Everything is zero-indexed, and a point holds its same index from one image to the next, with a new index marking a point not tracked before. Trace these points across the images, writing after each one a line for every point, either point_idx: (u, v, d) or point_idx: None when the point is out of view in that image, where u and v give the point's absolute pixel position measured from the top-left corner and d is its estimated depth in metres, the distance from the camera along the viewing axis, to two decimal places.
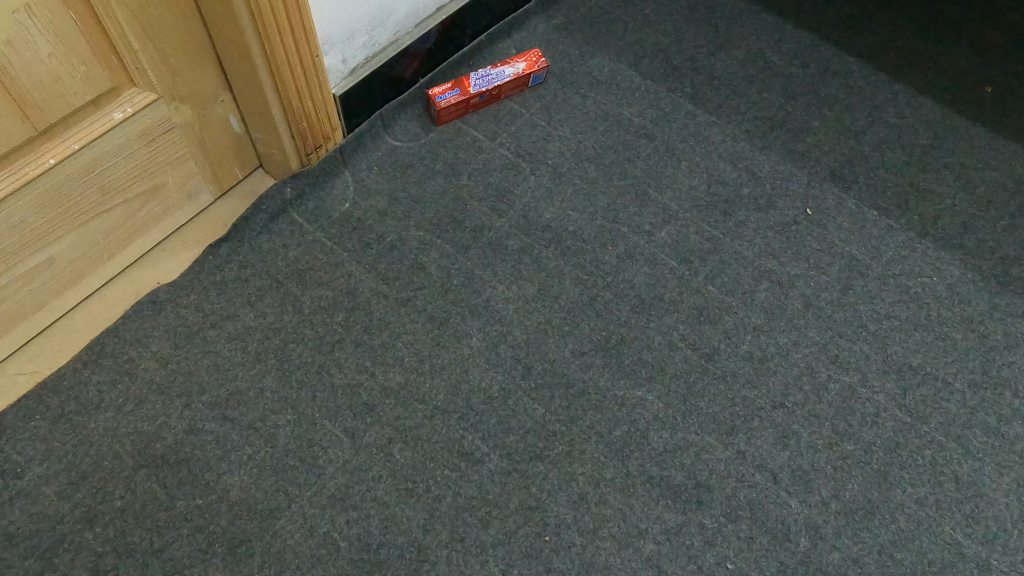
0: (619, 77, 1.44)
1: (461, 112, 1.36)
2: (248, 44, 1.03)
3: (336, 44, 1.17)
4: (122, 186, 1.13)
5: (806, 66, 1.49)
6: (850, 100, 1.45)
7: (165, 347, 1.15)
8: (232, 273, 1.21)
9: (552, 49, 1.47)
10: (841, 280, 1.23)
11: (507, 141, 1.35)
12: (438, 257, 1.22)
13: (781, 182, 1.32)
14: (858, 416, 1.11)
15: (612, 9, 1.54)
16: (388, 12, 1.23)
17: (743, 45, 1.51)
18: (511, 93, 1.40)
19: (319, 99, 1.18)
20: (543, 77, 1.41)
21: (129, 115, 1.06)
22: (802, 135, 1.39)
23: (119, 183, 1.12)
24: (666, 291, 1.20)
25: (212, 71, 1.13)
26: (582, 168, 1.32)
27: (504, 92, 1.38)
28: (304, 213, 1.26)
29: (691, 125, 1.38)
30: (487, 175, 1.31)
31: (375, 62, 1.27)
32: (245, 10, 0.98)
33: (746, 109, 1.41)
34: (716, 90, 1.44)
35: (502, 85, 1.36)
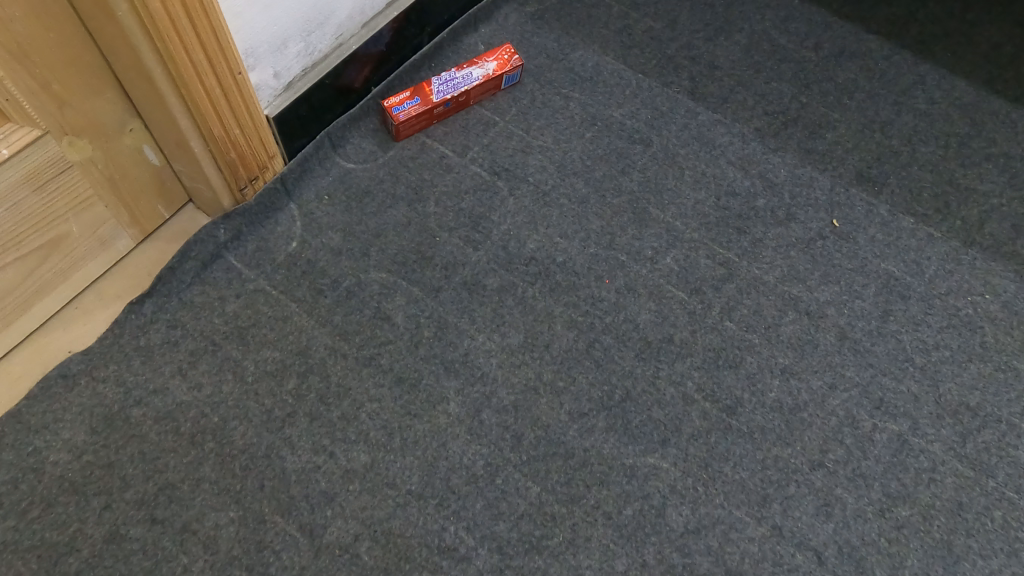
0: (606, 72, 1.24)
1: (424, 125, 1.17)
2: (146, 62, 0.82)
3: (263, 54, 0.95)
4: (12, 243, 0.93)
5: (819, 48, 1.29)
6: (872, 85, 1.25)
7: (79, 433, 0.95)
8: (159, 336, 1.02)
9: (525, 44, 1.26)
10: (879, 306, 1.05)
11: (479, 156, 1.15)
12: (404, 304, 1.03)
13: (801, 188, 1.14)
14: (911, 473, 0.93)
15: None
16: (328, 13, 1.00)
17: (746, 27, 1.31)
18: (481, 99, 1.20)
19: (248, 123, 0.97)
20: (518, 77, 1.20)
21: (7, 158, 0.85)
22: (822, 130, 1.20)
23: (6, 238, 0.92)
24: (676, 330, 1.02)
25: (111, 95, 0.92)
26: (569, 184, 1.12)
27: (472, 99, 1.18)
28: (243, 257, 1.07)
29: (692, 125, 1.19)
30: (458, 199, 1.11)
31: (316, 73, 1.04)
32: (136, 20, 0.77)
33: (755, 103, 1.22)
34: (718, 82, 1.24)
35: (470, 91, 1.17)
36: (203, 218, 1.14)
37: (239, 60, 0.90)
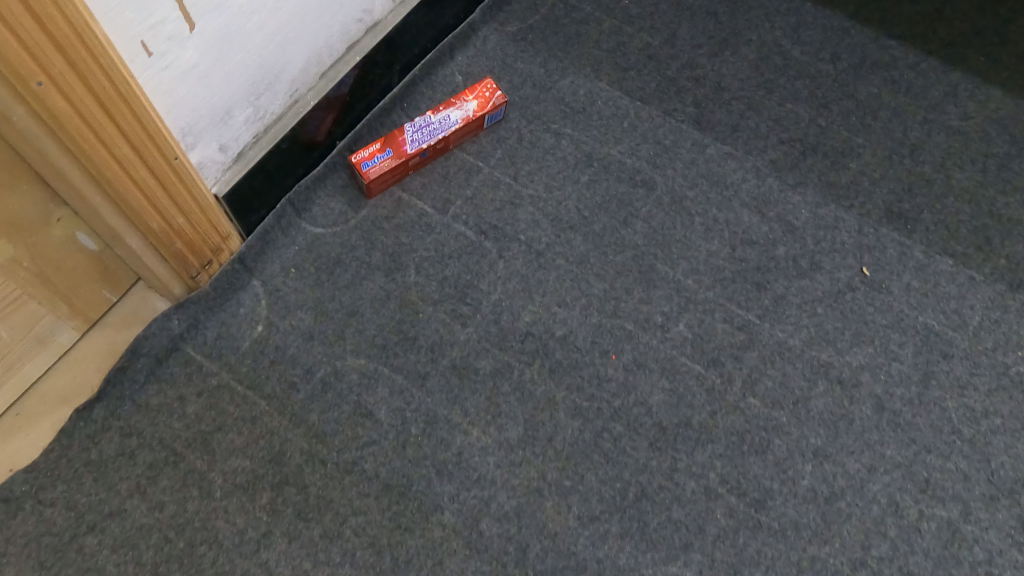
0: (600, 102, 1.10)
1: (398, 179, 1.03)
2: (54, 160, 0.68)
3: (203, 128, 0.80)
4: None
5: (837, 59, 1.14)
6: (899, 101, 1.11)
7: (27, 570, 0.84)
8: (112, 447, 0.90)
9: (508, 72, 1.12)
10: (918, 368, 0.94)
11: (463, 211, 1.02)
12: (387, 396, 0.92)
13: (825, 231, 1.01)
14: (964, 568, 0.84)
15: (580, 3, 1.17)
16: (278, 71, 0.86)
17: (754, 37, 1.16)
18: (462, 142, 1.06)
19: (193, 209, 0.83)
20: (502, 115, 1.06)
21: None
22: (845, 159, 1.06)
23: None
24: (693, 412, 0.90)
25: (30, 187, 0.78)
26: (566, 242, 0.99)
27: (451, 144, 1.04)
28: (202, 347, 0.94)
29: (700, 161, 1.05)
30: (442, 265, 0.98)
31: (270, 137, 0.90)
32: (33, 119, 0.63)
33: (769, 130, 1.08)
34: (727, 106, 1.09)
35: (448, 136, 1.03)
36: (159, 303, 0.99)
37: (173, 142, 0.76)
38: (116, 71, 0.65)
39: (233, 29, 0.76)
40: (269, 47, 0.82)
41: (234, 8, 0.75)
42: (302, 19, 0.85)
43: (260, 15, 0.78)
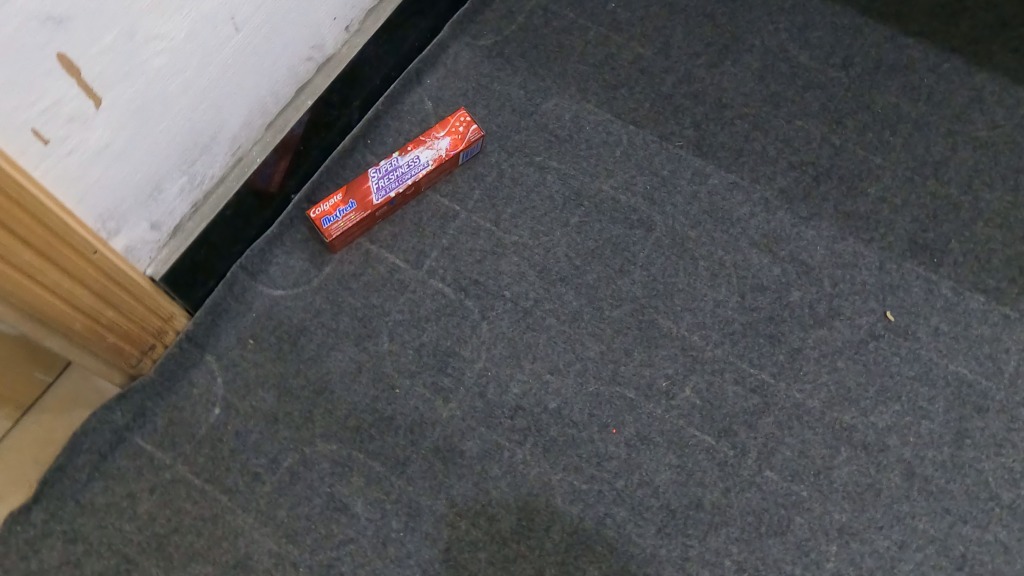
0: (588, 127, 0.98)
1: (364, 231, 0.91)
2: None
3: (126, 210, 0.68)
4: None
5: (850, 64, 1.01)
6: (918, 113, 0.99)
7: None
8: (55, 557, 0.78)
9: (483, 95, 0.99)
10: (951, 426, 0.84)
11: (440, 265, 0.90)
12: (365, 486, 0.82)
13: (843, 270, 0.91)
14: None
15: (562, 9, 1.04)
16: (214, 131, 0.73)
17: (757, 43, 1.03)
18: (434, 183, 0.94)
19: (126, 300, 0.71)
20: (479, 151, 0.94)
21: None
22: (864, 183, 0.95)
23: None
24: (704, 491, 0.82)
25: None
26: (556, 296, 0.89)
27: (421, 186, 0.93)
28: (153, 435, 0.82)
29: (703, 195, 0.94)
30: (419, 330, 0.88)
31: (212, 203, 0.77)
32: None
33: (777, 154, 0.97)
34: (729, 127, 0.98)
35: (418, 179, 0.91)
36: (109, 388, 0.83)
37: (89, 236, 0.64)
38: (2, 176, 0.53)
39: (151, 95, 0.64)
40: (200, 107, 0.70)
41: (149, 72, 0.62)
42: (238, 71, 0.72)
43: (183, 74, 0.65)
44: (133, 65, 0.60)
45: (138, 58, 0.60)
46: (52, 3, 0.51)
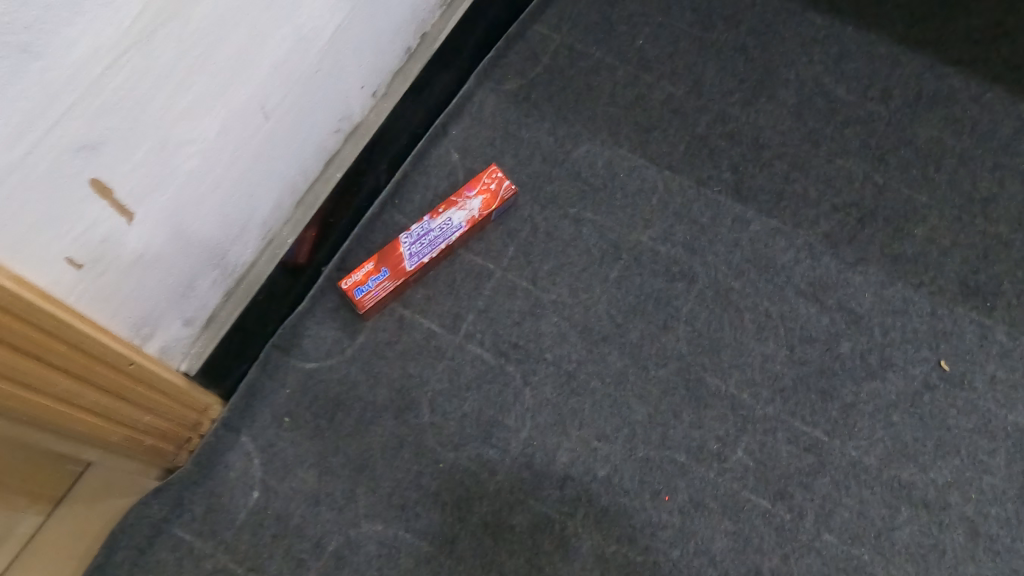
0: (622, 174, 0.94)
1: (398, 299, 0.88)
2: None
3: (161, 313, 0.66)
4: None
5: (889, 97, 0.97)
6: (963, 145, 0.95)
7: None
8: None
9: (511, 143, 0.95)
10: (1012, 481, 0.82)
11: (478, 329, 0.87)
12: (413, 567, 0.79)
13: (893, 317, 0.88)
14: None
15: (587, 48, 1.00)
16: (245, 220, 0.71)
17: (792, 76, 0.98)
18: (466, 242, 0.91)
19: (162, 402, 0.68)
20: (511, 208, 0.92)
21: None
22: (909, 224, 0.92)
23: None
24: (763, 559, 0.80)
25: None
26: (599, 357, 0.86)
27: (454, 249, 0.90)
28: (191, 523, 0.79)
29: (745, 241, 0.91)
30: (460, 399, 0.85)
31: (244, 290, 0.76)
32: None
33: (819, 195, 0.93)
34: (769, 168, 0.94)
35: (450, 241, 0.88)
36: (150, 479, 0.80)
37: (125, 347, 0.62)
38: (39, 308, 0.51)
39: (185, 200, 0.62)
40: (232, 200, 0.68)
41: (181, 177, 0.60)
42: (269, 159, 0.70)
43: (215, 172, 0.64)
44: (165, 174, 0.58)
45: (170, 167, 0.58)
46: (80, 132, 0.50)
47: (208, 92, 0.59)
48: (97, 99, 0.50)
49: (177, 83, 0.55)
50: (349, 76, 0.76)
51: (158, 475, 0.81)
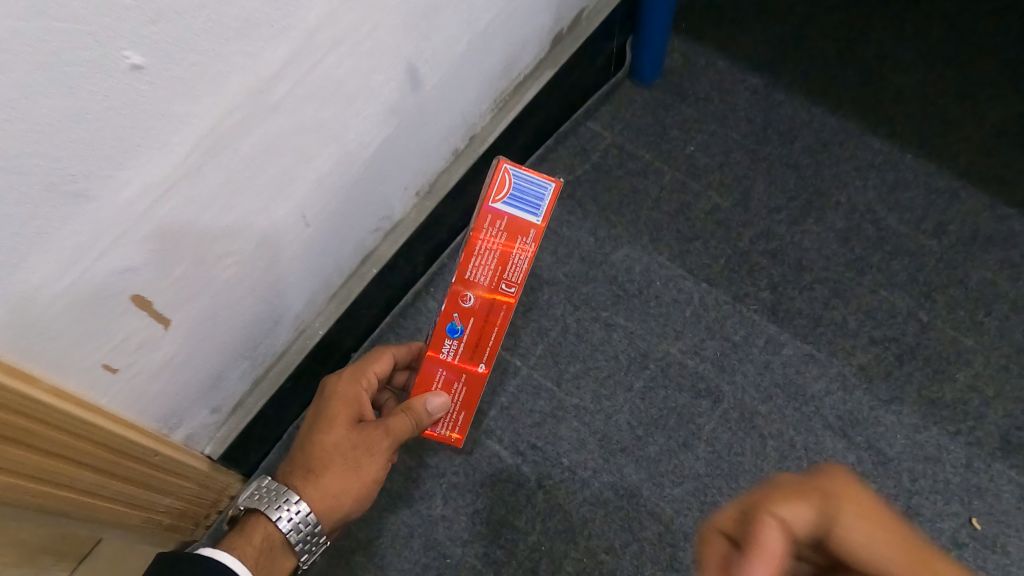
0: (658, 282, 0.94)
1: (471, 385, 0.71)
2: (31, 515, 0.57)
3: (189, 406, 0.69)
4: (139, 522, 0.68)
5: (943, 230, 0.94)
6: (1019, 292, 0.91)
7: None
8: None
9: (551, 240, 0.96)
10: None
11: (498, 425, 0.88)
12: None
13: (925, 465, 0.85)
14: None
15: (637, 149, 1.01)
16: (278, 316, 0.74)
17: (843, 198, 0.97)
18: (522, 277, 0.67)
19: (182, 487, 0.72)
20: (553, 194, 0.64)
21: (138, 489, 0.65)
22: (951, 367, 0.88)
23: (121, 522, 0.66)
24: None
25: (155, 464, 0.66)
26: (615, 468, 0.86)
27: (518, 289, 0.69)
28: None
29: (776, 365, 0.90)
30: (474, 494, 0.86)
31: (269, 378, 0.79)
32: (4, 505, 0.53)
33: (859, 325, 0.91)
34: (809, 291, 0.93)
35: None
36: None
37: (151, 440, 0.65)
38: (69, 417, 0.55)
39: (219, 305, 0.65)
40: (266, 300, 0.71)
41: (219, 286, 0.63)
42: (306, 262, 0.73)
43: (251, 278, 0.66)
44: (203, 286, 0.61)
45: (207, 280, 0.61)
46: (127, 258, 0.53)
47: (250, 209, 0.61)
48: (148, 229, 0.53)
49: (222, 205, 0.58)
50: (392, 179, 0.78)
51: None
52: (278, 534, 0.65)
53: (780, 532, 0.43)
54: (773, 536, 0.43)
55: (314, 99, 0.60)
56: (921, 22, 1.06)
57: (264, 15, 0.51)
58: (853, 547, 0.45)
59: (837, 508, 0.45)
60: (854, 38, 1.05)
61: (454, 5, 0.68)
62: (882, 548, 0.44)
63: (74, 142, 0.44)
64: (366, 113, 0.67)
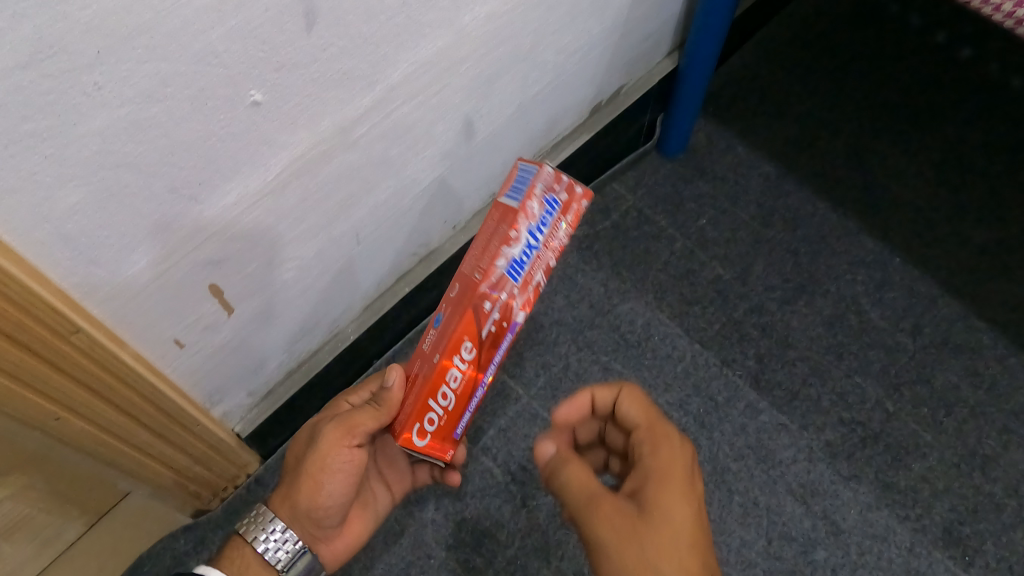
0: (656, 337, 1.03)
1: (422, 377, 0.59)
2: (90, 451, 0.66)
3: (231, 386, 0.79)
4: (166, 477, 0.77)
5: (919, 332, 1.04)
6: (979, 399, 1.00)
7: None
8: None
9: (565, 285, 1.06)
10: None
11: (494, 445, 0.97)
12: None
13: (872, 542, 0.92)
14: None
15: (655, 214, 1.11)
16: (318, 317, 0.84)
17: (833, 288, 1.06)
18: (507, 256, 0.56)
19: (210, 456, 0.82)
20: (535, 176, 0.57)
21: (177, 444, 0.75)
22: (909, 456, 0.97)
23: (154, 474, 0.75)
24: None
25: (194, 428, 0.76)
26: None
27: (508, 275, 0.56)
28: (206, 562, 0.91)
29: (751, 428, 0.98)
30: (462, 505, 0.94)
31: (300, 372, 0.88)
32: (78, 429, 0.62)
33: (831, 405, 1.00)
34: (790, 366, 1.02)
35: (515, 275, 0.56)
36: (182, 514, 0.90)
37: (197, 411, 0.75)
38: (142, 379, 0.64)
39: (275, 301, 0.74)
40: (312, 303, 0.80)
41: (278, 286, 0.73)
42: (350, 274, 0.82)
43: (304, 282, 0.76)
44: (265, 284, 0.71)
45: (270, 281, 0.71)
46: (213, 254, 0.62)
47: (317, 224, 0.71)
48: (234, 232, 0.63)
49: (295, 218, 0.68)
50: (436, 212, 0.88)
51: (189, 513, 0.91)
52: (255, 557, 0.66)
53: (588, 396, 0.63)
54: (582, 397, 0.63)
55: (385, 140, 0.70)
56: (927, 141, 1.17)
57: (362, 72, 0.61)
58: (627, 420, 0.61)
59: (619, 394, 0.61)
60: (863, 146, 1.16)
61: (514, 74, 0.79)
62: (636, 414, 0.60)
63: (198, 157, 0.54)
64: (426, 155, 0.77)
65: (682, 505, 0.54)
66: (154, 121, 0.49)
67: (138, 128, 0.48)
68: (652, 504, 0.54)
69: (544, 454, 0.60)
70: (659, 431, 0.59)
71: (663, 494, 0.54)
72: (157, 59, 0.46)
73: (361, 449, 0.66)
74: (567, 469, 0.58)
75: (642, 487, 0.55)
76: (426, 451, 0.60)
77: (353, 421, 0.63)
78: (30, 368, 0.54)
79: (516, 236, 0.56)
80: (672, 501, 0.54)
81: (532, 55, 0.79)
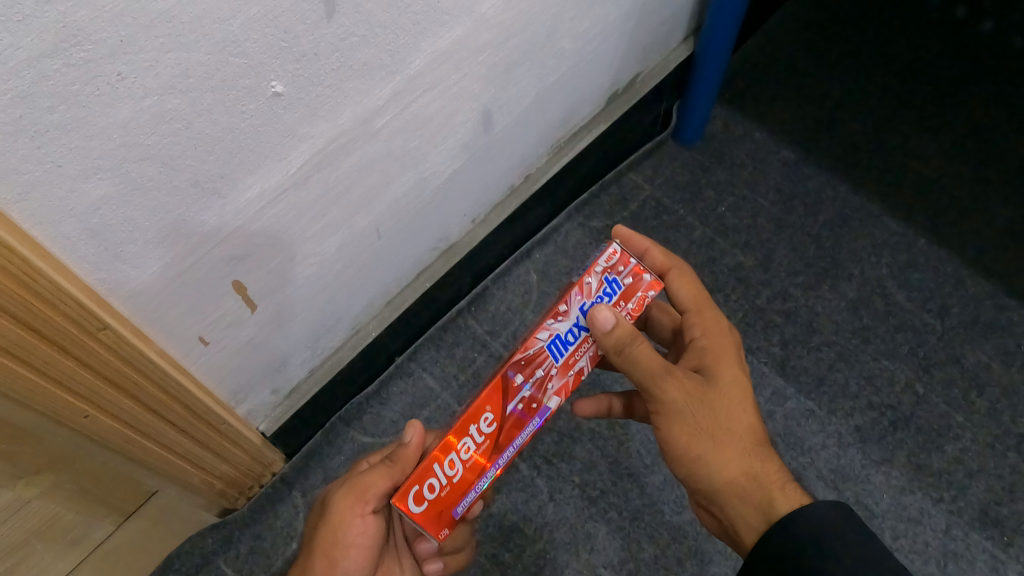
0: None
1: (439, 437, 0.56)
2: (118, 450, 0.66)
3: (255, 384, 0.78)
4: (193, 476, 0.77)
5: (946, 312, 1.02)
6: (1011, 378, 0.98)
7: None
8: None
9: None
10: None
11: None
12: None
13: (907, 525, 0.91)
14: None
15: (673, 203, 1.10)
16: (340, 314, 0.83)
17: (857, 271, 1.05)
18: (552, 331, 0.56)
19: (236, 456, 0.82)
20: (600, 257, 0.57)
21: (203, 443, 0.75)
22: (941, 438, 0.95)
23: (180, 474, 0.75)
24: None
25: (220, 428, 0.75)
26: (621, 491, 0.94)
27: (548, 351, 0.56)
28: (235, 563, 0.90)
29: (779, 415, 0.97)
30: (489, 500, 0.94)
31: (322, 370, 0.88)
32: (106, 428, 0.62)
33: (859, 389, 0.98)
34: (816, 352, 1.01)
35: (556, 354, 0.56)
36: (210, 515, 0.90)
37: (222, 409, 0.75)
38: (168, 377, 0.64)
39: (297, 297, 0.74)
40: (334, 299, 0.80)
41: (300, 281, 0.73)
42: (371, 269, 0.82)
43: (325, 278, 0.76)
44: (288, 280, 0.71)
45: (292, 276, 0.71)
46: (236, 250, 0.62)
47: (338, 218, 0.71)
48: (257, 228, 0.63)
49: (317, 213, 0.67)
50: (455, 206, 0.88)
51: (218, 513, 0.91)
52: None
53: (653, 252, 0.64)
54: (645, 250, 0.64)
55: (405, 132, 0.70)
56: (947, 120, 1.15)
57: (382, 62, 0.61)
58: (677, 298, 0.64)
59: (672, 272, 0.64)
60: (882, 127, 1.15)
61: (532, 63, 0.78)
62: (682, 297, 0.63)
63: (221, 150, 0.54)
64: (444, 147, 0.77)
65: (742, 376, 0.61)
66: (176, 113, 0.48)
67: (162, 120, 0.48)
68: (720, 379, 0.59)
69: (604, 322, 0.54)
70: (706, 315, 0.63)
71: (721, 370, 0.60)
72: (179, 49, 0.46)
73: (377, 519, 0.59)
74: (639, 343, 0.55)
75: (706, 363, 0.60)
76: (418, 522, 0.53)
77: (363, 487, 0.58)
78: (59, 366, 0.54)
79: (567, 312, 0.56)
80: (736, 377, 0.60)
81: (549, 43, 0.78)
